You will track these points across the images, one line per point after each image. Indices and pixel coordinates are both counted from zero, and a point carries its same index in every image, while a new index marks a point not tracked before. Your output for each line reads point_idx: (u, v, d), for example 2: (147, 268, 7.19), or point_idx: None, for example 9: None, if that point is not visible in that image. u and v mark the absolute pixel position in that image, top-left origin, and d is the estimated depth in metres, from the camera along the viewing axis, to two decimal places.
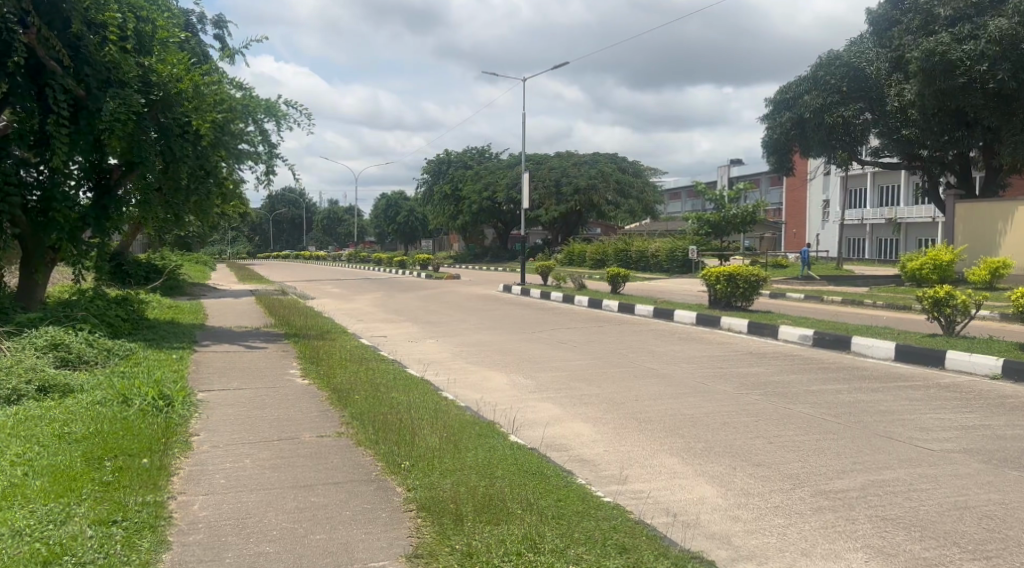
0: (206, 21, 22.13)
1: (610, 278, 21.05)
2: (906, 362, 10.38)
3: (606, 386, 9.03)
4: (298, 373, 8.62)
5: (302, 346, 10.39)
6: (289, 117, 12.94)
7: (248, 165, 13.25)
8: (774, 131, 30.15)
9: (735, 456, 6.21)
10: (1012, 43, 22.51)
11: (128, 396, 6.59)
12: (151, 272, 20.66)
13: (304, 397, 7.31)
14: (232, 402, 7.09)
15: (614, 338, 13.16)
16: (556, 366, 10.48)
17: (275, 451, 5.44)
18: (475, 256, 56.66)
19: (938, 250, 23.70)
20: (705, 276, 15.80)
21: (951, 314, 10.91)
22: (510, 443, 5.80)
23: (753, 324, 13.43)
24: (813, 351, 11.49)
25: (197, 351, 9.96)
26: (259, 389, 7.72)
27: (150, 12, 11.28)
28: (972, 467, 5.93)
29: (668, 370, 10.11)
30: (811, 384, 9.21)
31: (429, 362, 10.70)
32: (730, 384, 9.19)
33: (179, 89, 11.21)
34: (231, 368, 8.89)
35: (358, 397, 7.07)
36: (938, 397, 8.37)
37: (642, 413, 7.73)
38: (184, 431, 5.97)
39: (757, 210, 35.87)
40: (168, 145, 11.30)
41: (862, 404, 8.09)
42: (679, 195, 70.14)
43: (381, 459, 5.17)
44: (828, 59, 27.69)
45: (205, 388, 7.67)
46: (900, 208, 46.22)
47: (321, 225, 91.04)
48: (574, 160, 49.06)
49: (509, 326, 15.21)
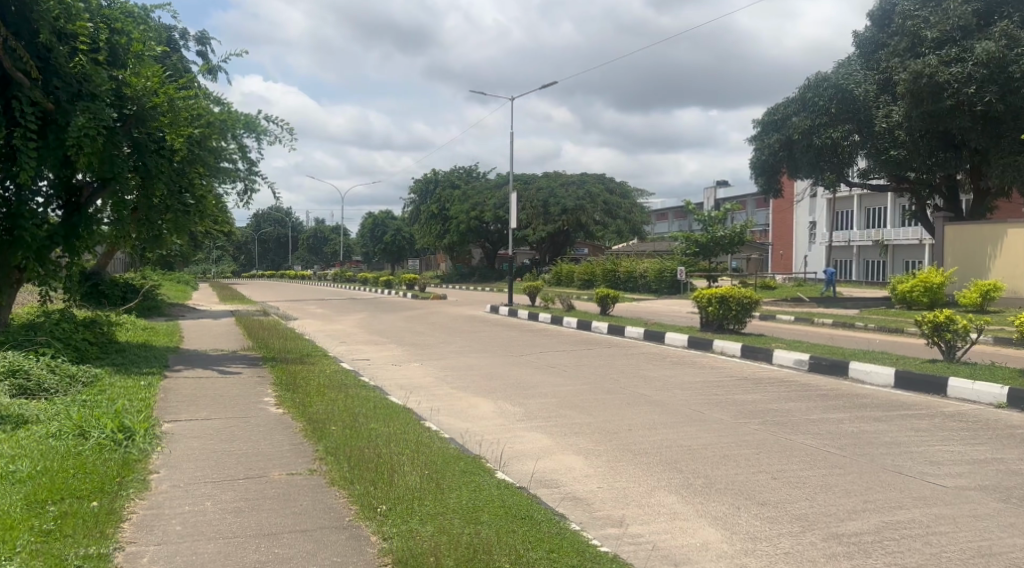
0: (188, 37, 21.76)
1: (599, 299, 20.70)
2: (907, 390, 10.02)
3: (597, 415, 8.62)
4: (272, 401, 8.16)
5: (279, 372, 9.94)
6: (269, 132, 12.54)
7: (227, 183, 12.83)
8: (762, 152, 29.94)
9: (738, 494, 5.80)
10: (998, 66, 22.60)
11: (85, 428, 6.13)
12: (128, 293, 20.12)
13: (276, 429, 6.83)
14: (199, 434, 6.63)
15: (604, 362, 12.76)
16: (546, 392, 10.05)
17: (239, 492, 4.99)
18: (462, 276, 56.25)
19: (928, 273, 23.50)
20: (697, 298, 15.45)
21: (951, 339, 10.54)
22: (498, 482, 5.38)
23: (747, 348, 13.06)
24: (809, 377, 11.12)
25: (168, 377, 9.49)
26: (228, 419, 7.25)
27: (125, 23, 10.89)
28: (991, 506, 5.55)
29: (662, 397, 9.71)
30: (811, 412, 8.82)
31: (412, 387, 10.25)
32: (726, 412, 8.78)
33: (153, 103, 10.80)
34: (202, 395, 8.40)
35: (334, 430, 6.61)
36: (944, 427, 8.01)
37: (637, 444, 7.30)
38: (142, 468, 5.52)
39: (744, 231, 35.69)
40: (142, 162, 10.89)
41: (866, 435, 7.71)
42: (666, 215, 70.26)
43: (356, 502, 4.73)
44: (816, 80, 27.43)
45: (171, 419, 7.19)
46: (887, 230, 46.32)
47: (307, 244, 90.26)
48: (561, 179, 48.83)
49: (496, 349, 14.79)
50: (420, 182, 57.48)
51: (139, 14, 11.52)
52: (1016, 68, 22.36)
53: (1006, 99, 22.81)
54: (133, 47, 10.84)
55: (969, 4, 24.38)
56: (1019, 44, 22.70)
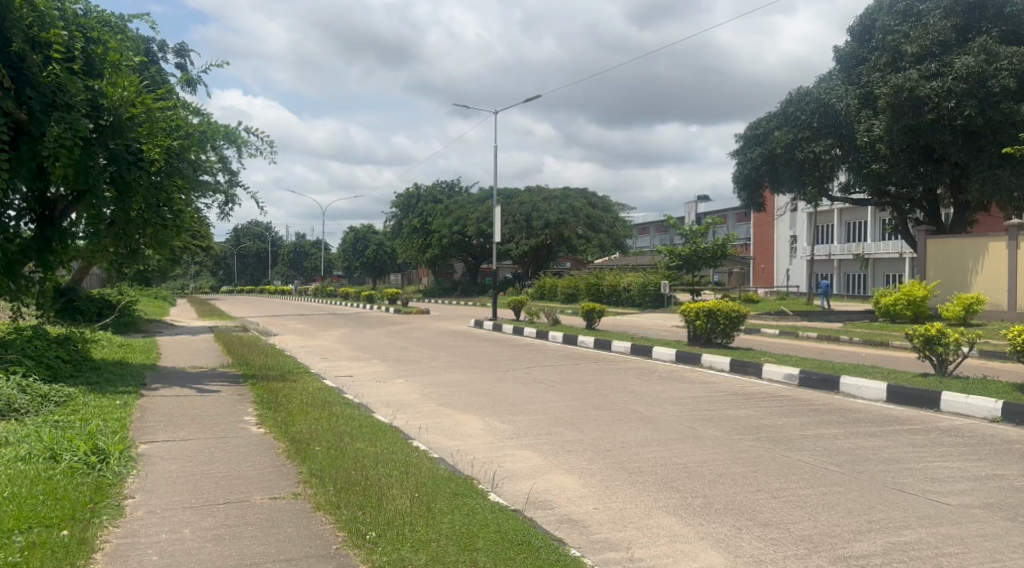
0: (166, 49, 21.48)
1: (584, 313, 20.53)
2: (900, 404, 9.89)
3: (588, 432, 8.41)
4: (253, 420, 7.88)
5: (259, 389, 9.66)
6: (250, 144, 12.31)
7: (207, 195, 12.56)
8: (744, 166, 29.96)
9: (738, 515, 5.61)
10: (977, 80, 22.79)
11: (57, 451, 5.85)
12: (104, 309, 19.68)
13: (257, 450, 6.57)
14: (176, 456, 6.35)
15: (592, 377, 12.58)
16: (534, 408, 9.84)
17: (218, 518, 4.73)
18: (444, 290, 55.93)
19: (911, 286, 23.55)
20: (684, 311, 15.31)
21: (943, 352, 10.43)
22: (491, 503, 5.16)
23: (736, 362, 12.92)
24: (800, 391, 10.97)
25: (145, 396, 9.18)
26: (207, 440, 6.98)
27: (102, 33, 10.62)
28: (998, 525, 5.40)
29: (653, 413, 9.51)
30: (805, 428, 8.65)
31: (397, 404, 10.00)
32: (720, 429, 8.59)
33: (131, 113, 10.55)
34: (180, 415, 8.11)
35: (317, 450, 6.36)
36: (941, 442, 7.87)
37: (631, 462, 7.10)
38: (117, 492, 5.26)
39: (727, 244, 35.72)
40: (119, 174, 10.60)
41: (863, 451, 7.55)
42: (647, 229, 70.50)
43: (344, 527, 4.50)
44: (798, 95, 27.48)
45: (147, 440, 6.90)
46: (867, 244, 46.64)
47: (288, 259, 89.50)
48: (543, 193, 48.74)
49: (481, 364, 14.55)
50: (402, 197, 57.27)
51: (116, 23, 11.27)
52: (995, 82, 22.54)
53: (985, 113, 22.96)
54: (110, 57, 10.60)
55: (949, 19, 24.54)
56: (998, 59, 22.90)
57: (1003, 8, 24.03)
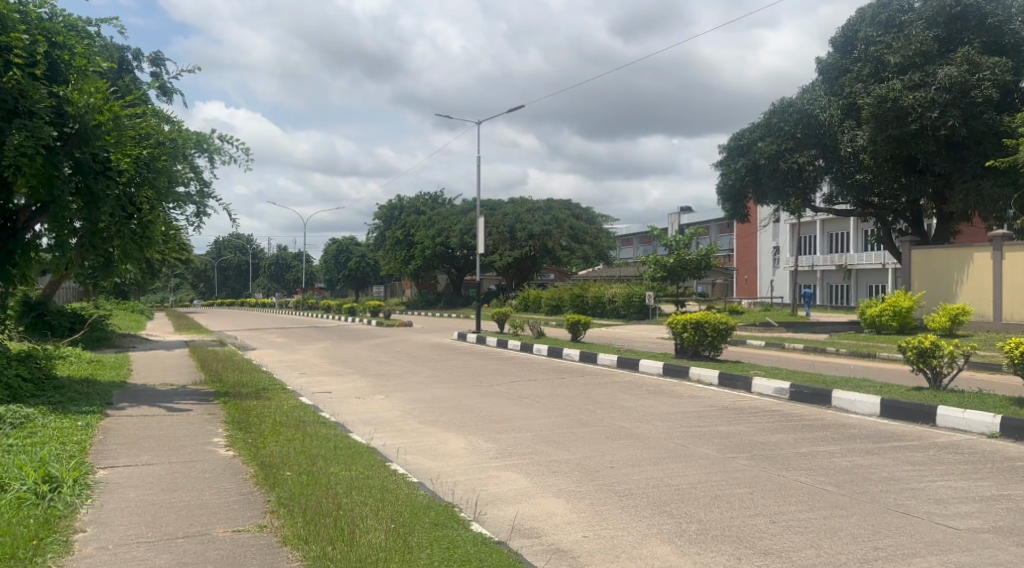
0: (142, 58, 21.11)
1: (569, 326, 20.22)
2: (895, 419, 9.62)
3: (576, 451, 8.06)
4: (222, 442, 7.48)
5: (231, 408, 9.25)
6: (224, 152, 11.92)
7: (179, 206, 12.12)
8: (727, 177, 29.66)
9: (736, 542, 5.29)
10: (960, 91, 22.72)
11: (4, 480, 5.43)
12: (76, 323, 19.16)
13: (223, 476, 6.16)
14: (137, 484, 5.93)
15: (578, 391, 12.23)
16: (518, 426, 9.47)
17: (175, 555, 4.34)
18: (428, 302, 55.52)
19: (896, 297, 23.46)
20: (671, 323, 15.01)
21: (937, 365, 10.19)
22: (473, 535, 4.81)
23: (725, 375, 12.61)
24: (792, 406, 10.66)
25: (110, 416, 8.74)
26: (171, 464, 6.57)
27: (67, 37, 10.21)
28: (1012, 552, 5.09)
29: (642, 430, 9.17)
30: (799, 445, 8.35)
31: (375, 423, 9.61)
32: (712, 447, 8.26)
33: (98, 121, 10.13)
34: (144, 437, 7.68)
35: (288, 476, 5.97)
36: (943, 460, 7.58)
37: (621, 484, 6.74)
38: (66, 526, 4.85)
39: (710, 255, 35.57)
40: (86, 183, 10.19)
41: (861, 470, 7.25)
42: (631, 240, 70.49)
43: (312, 564, 4.14)
44: (782, 106, 27.33)
45: (107, 465, 6.48)
46: (850, 254, 46.71)
47: (268, 271, 88.38)
48: (527, 205, 48.47)
49: (464, 378, 14.17)
50: (385, 208, 56.77)
51: (82, 27, 10.85)
52: (978, 93, 22.48)
53: (968, 123, 22.90)
54: (76, 62, 10.19)
55: (931, 30, 24.45)
56: (980, 69, 22.84)
57: (984, 18, 23.95)
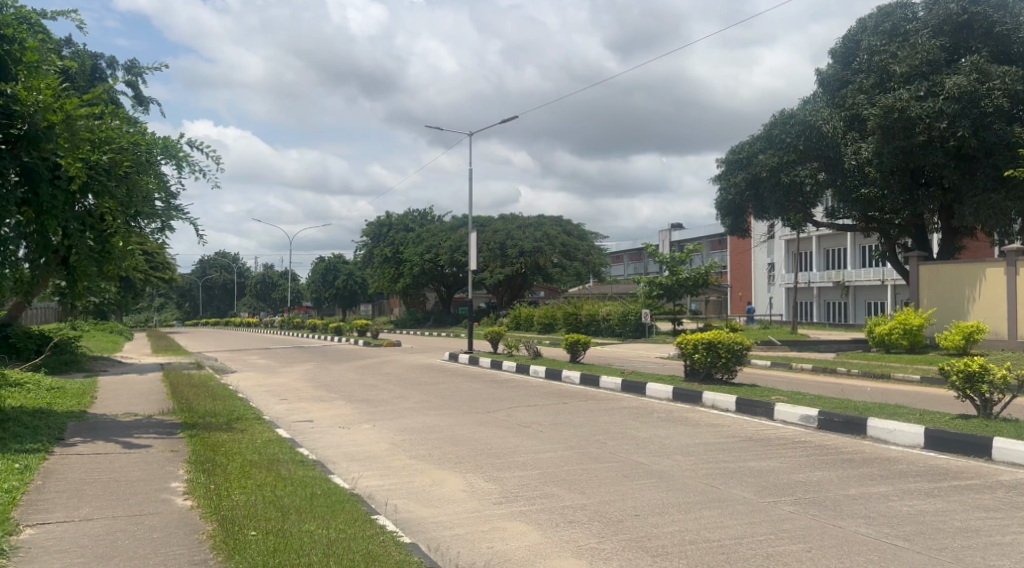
0: (116, 66, 20.10)
1: (568, 346, 19.12)
2: (943, 452, 8.60)
3: (592, 494, 6.99)
4: (181, 488, 6.37)
5: (197, 444, 8.14)
6: (192, 159, 10.87)
7: (143, 220, 11.06)
8: (727, 192, 28.77)
9: None
10: (970, 100, 21.82)
11: None
12: (42, 345, 17.96)
13: (174, 537, 5.07)
14: (66, 549, 4.81)
15: (583, 419, 11.15)
16: (522, 461, 8.40)
17: None
18: (416, 320, 54.41)
19: (906, 314, 22.55)
20: (681, 343, 14.00)
21: (987, 391, 9.15)
22: None
23: (743, 401, 11.55)
24: (823, 437, 9.63)
25: (57, 455, 7.60)
26: (116, 520, 5.47)
27: (15, 29, 9.16)
28: None
29: (662, 466, 8.11)
30: (846, 486, 7.27)
31: (362, 459, 8.50)
32: (746, 488, 7.21)
33: (49, 122, 9.03)
34: (89, 483, 6.54)
35: (253, 537, 4.88)
36: (1018, 505, 6.54)
37: (652, 540, 5.67)
38: None
39: (708, 271, 34.62)
40: (34, 193, 9.13)
41: (929, 519, 6.18)
42: (622, 257, 70.07)
43: None
44: (783, 117, 26.46)
45: (38, 523, 5.36)
46: (848, 271, 46.03)
47: (254, 290, 86.86)
48: (517, 222, 47.55)
49: (458, 404, 13.07)
50: (372, 225, 55.64)
51: (34, 19, 9.79)
52: (988, 102, 21.59)
53: (979, 133, 22.01)
54: (22, 55, 9.13)
55: (937, 38, 23.67)
56: (989, 78, 22.00)
57: (992, 26, 23.11)
